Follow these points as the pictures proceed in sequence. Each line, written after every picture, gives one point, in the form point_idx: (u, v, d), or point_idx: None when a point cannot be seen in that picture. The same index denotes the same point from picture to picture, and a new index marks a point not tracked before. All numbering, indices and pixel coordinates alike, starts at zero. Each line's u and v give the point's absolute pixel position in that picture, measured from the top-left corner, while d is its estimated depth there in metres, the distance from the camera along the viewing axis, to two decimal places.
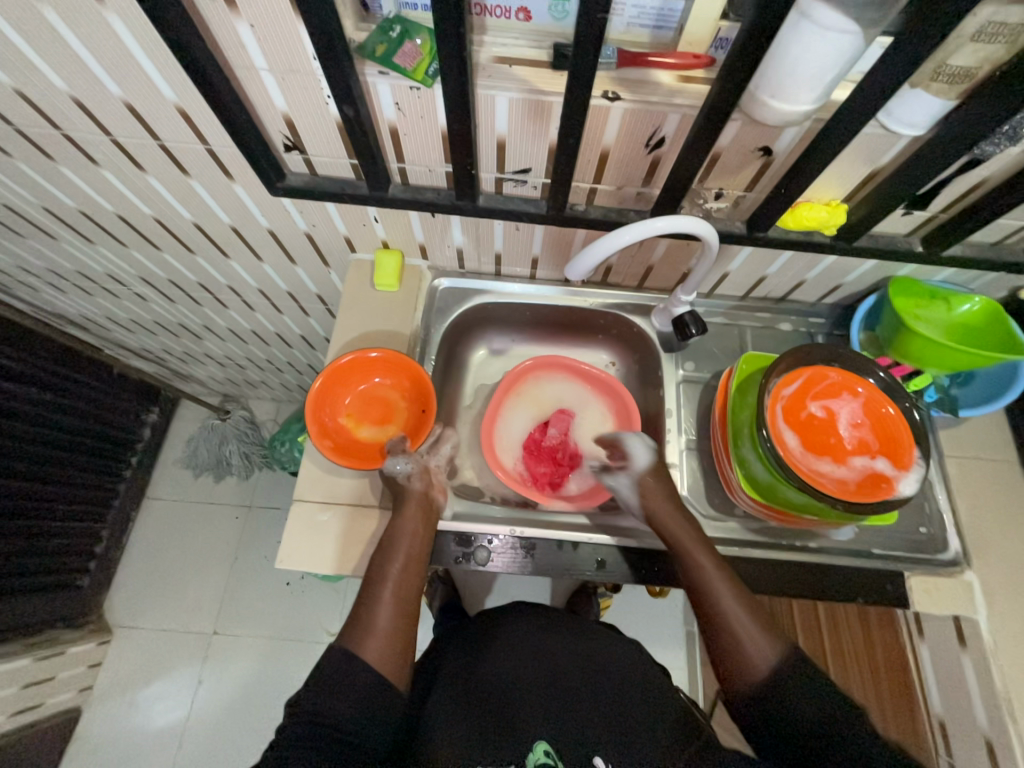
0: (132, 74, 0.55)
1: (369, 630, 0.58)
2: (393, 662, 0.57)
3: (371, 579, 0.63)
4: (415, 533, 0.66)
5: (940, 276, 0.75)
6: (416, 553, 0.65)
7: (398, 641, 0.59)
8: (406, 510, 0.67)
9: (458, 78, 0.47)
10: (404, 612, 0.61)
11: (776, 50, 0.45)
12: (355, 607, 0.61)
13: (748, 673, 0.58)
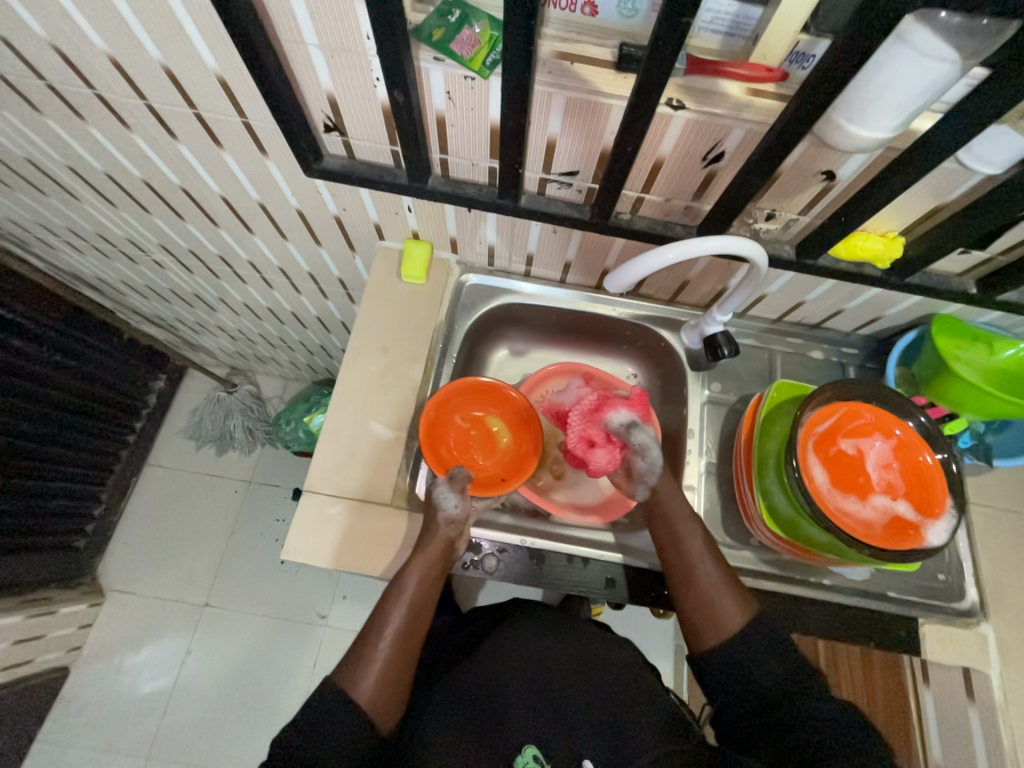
0: (175, 38, 0.52)
1: (367, 665, 0.58)
2: (386, 704, 0.57)
3: (378, 614, 0.61)
4: (428, 577, 0.63)
5: (985, 319, 0.72)
6: (427, 601, 0.63)
7: (394, 682, 0.58)
8: (425, 549, 0.64)
9: (520, 73, 0.45)
10: (406, 658, 0.59)
11: (864, 73, 0.42)
12: (358, 635, 0.60)
13: (712, 621, 0.61)
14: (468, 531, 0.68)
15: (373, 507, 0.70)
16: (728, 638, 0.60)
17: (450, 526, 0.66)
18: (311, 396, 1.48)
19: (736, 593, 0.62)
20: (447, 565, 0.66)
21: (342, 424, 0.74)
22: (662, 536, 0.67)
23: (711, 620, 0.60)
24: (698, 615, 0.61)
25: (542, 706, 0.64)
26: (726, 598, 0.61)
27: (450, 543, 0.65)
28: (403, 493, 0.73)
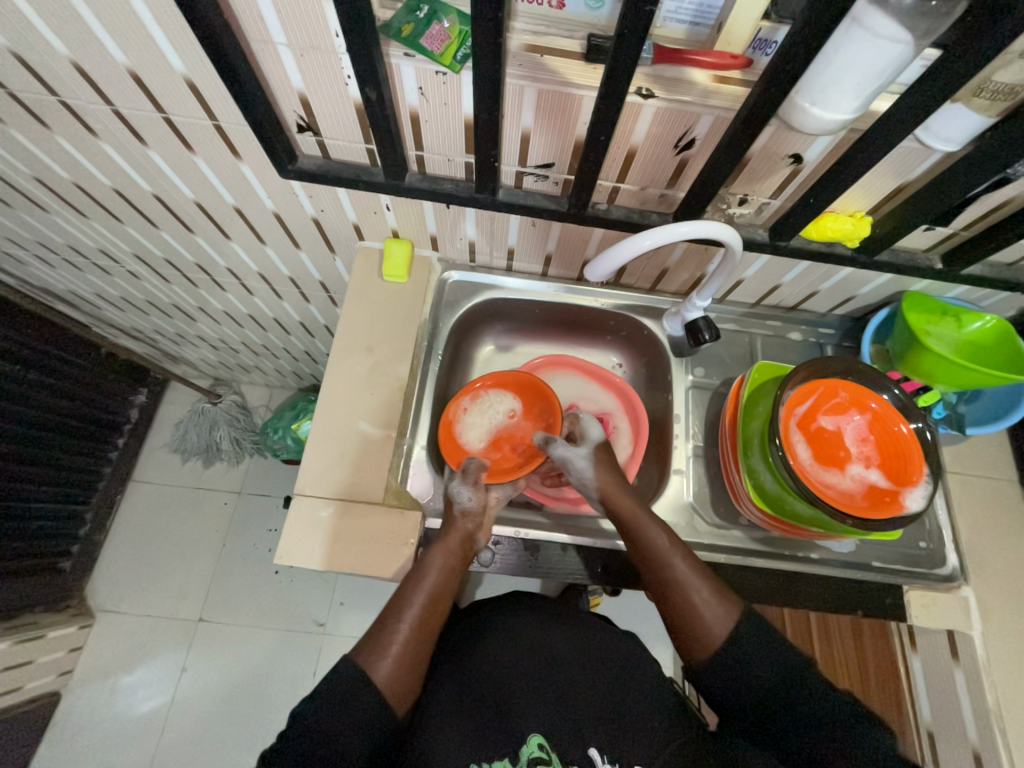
0: (140, 42, 0.51)
1: (383, 651, 0.58)
2: (402, 689, 0.57)
3: (398, 598, 0.62)
4: (446, 571, 0.64)
5: (952, 293, 0.75)
6: (446, 587, 0.64)
7: (409, 666, 0.58)
8: (447, 537, 0.67)
9: (491, 66, 0.45)
10: (423, 642, 0.60)
11: (824, 56, 0.43)
12: (377, 618, 0.61)
13: (696, 620, 0.60)
14: (486, 525, 0.71)
15: (364, 507, 0.69)
16: (723, 635, 0.59)
17: (469, 517, 0.69)
18: (297, 403, 1.46)
19: (718, 585, 0.62)
20: (467, 554, 0.68)
21: (329, 427, 0.73)
22: (634, 548, 0.66)
23: (701, 621, 0.60)
24: (687, 621, 0.60)
25: (547, 699, 0.64)
26: (709, 592, 0.61)
27: (468, 534, 0.68)
28: (394, 492, 0.73)
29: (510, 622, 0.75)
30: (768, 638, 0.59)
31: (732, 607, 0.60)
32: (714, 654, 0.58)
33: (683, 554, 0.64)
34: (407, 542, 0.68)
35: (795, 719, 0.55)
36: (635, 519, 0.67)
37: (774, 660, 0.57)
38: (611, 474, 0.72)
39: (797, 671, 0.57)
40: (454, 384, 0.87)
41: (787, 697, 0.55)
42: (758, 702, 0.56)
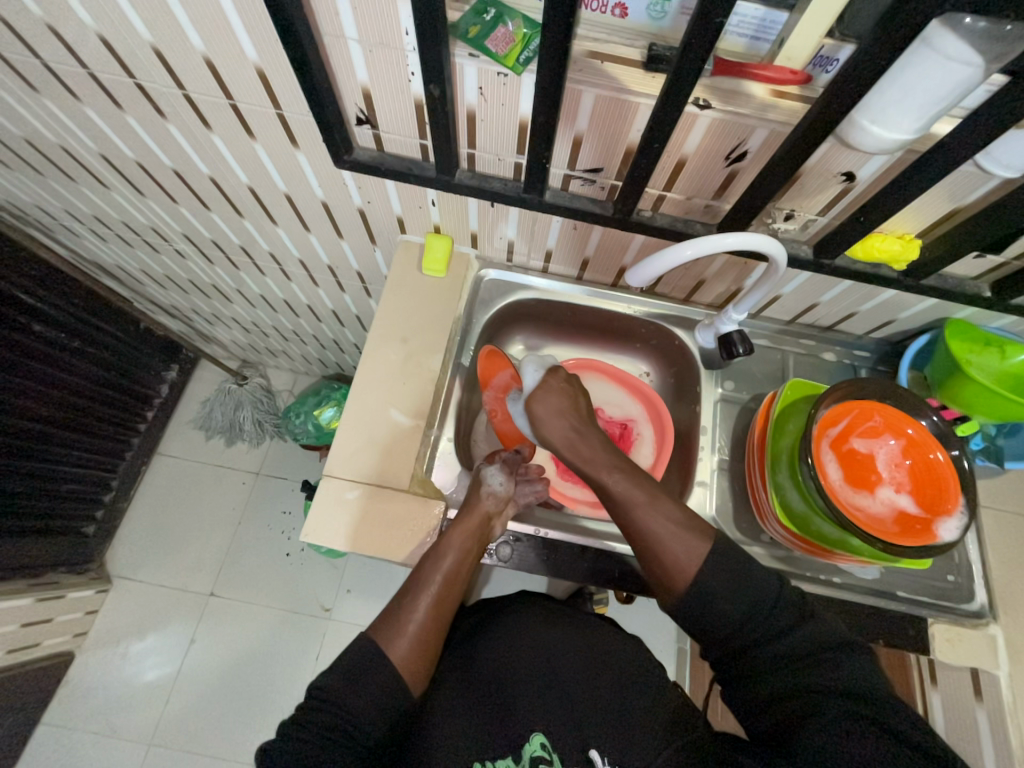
0: (218, 31, 0.54)
1: (400, 630, 0.60)
2: (417, 668, 0.58)
3: (416, 578, 0.63)
4: (464, 556, 0.65)
5: (997, 323, 0.73)
6: (462, 573, 0.65)
7: (425, 649, 0.59)
8: (464, 522, 0.67)
9: (554, 69, 0.46)
10: (439, 626, 0.61)
11: (889, 76, 0.43)
12: (394, 600, 0.62)
13: (678, 577, 0.58)
14: (506, 513, 0.72)
15: (389, 493, 0.71)
16: (694, 569, 0.57)
17: (487, 500, 0.70)
18: (322, 389, 1.49)
19: (686, 518, 0.60)
20: (482, 541, 0.68)
21: (361, 412, 0.75)
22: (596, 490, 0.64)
23: (668, 560, 0.58)
24: (655, 562, 0.59)
25: (552, 698, 0.64)
26: (674, 527, 0.59)
27: (485, 519, 0.68)
28: (419, 481, 0.74)
29: (517, 617, 0.75)
30: (747, 574, 0.57)
31: (699, 538, 0.58)
32: (688, 592, 0.57)
33: (645, 495, 0.61)
34: (429, 531, 0.69)
35: (764, 657, 0.55)
36: (592, 460, 0.65)
37: (749, 595, 0.56)
38: (553, 410, 0.67)
39: (773, 607, 0.56)
40: None
41: (757, 635, 0.55)
42: (729, 637, 0.56)
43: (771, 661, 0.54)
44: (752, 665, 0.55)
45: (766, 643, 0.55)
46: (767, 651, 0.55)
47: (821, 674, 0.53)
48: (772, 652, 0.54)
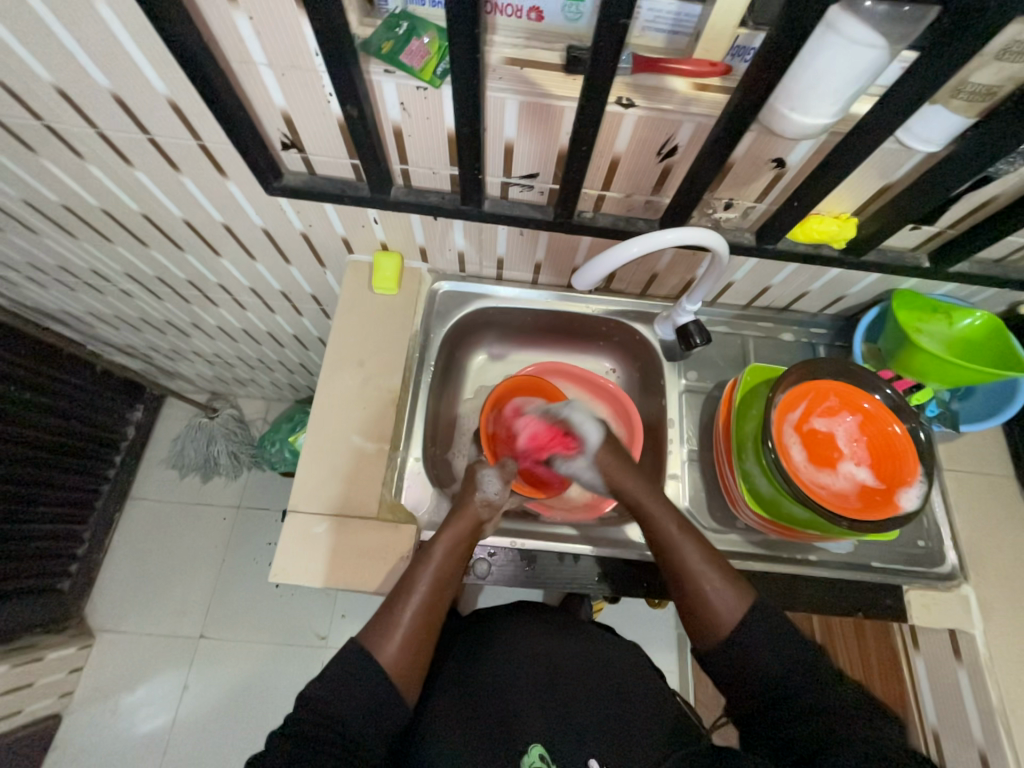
0: (122, 66, 0.52)
1: (391, 631, 0.58)
2: (407, 672, 0.57)
3: (407, 580, 0.61)
4: (455, 559, 0.64)
5: (941, 291, 0.75)
6: (451, 573, 0.63)
7: (416, 650, 0.58)
8: (459, 523, 0.66)
9: (470, 80, 0.45)
10: (428, 627, 0.59)
11: (800, 62, 0.43)
12: (385, 599, 0.60)
13: (719, 626, 0.58)
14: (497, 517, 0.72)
15: (358, 522, 0.69)
16: (736, 622, 0.58)
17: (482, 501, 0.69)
18: (294, 415, 1.46)
19: (730, 572, 0.61)
20: (470, 544, 0.67)
21: (322, 442, 0.73)
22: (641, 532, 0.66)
23: (713, 607, 0.59)
24: (698, 608, 0.59)
25: (548, 710, 0.64)
26: (721, 579, 0.60)
27: (477, 520, 0.67)
28: (388, 505, 0.72)
29: (513, 628, 0.74)
30: (776, 625, 0.58)
31: (745, 593, 0.59)
32: (728, 639, 0.57)
33: (692, 538, 0.63)
34: (401, 558, 0.68)
35: (794, 708, 0.54)
36: (646, 501, 0.67)
37: (783, 647, 0.57)
38: (614, 458, 0.72)
39: (805, 659, 0.56)
40: (448, 393, 0.87)
41: (794, 683, 0.55)
42: (759, 682, 0.56)
43: (803, 709, 0.54)
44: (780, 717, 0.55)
45: (800, 692, 0.54)
46: (804, 701, 0.54)
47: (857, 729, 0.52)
48: (805, 701, 0.54)
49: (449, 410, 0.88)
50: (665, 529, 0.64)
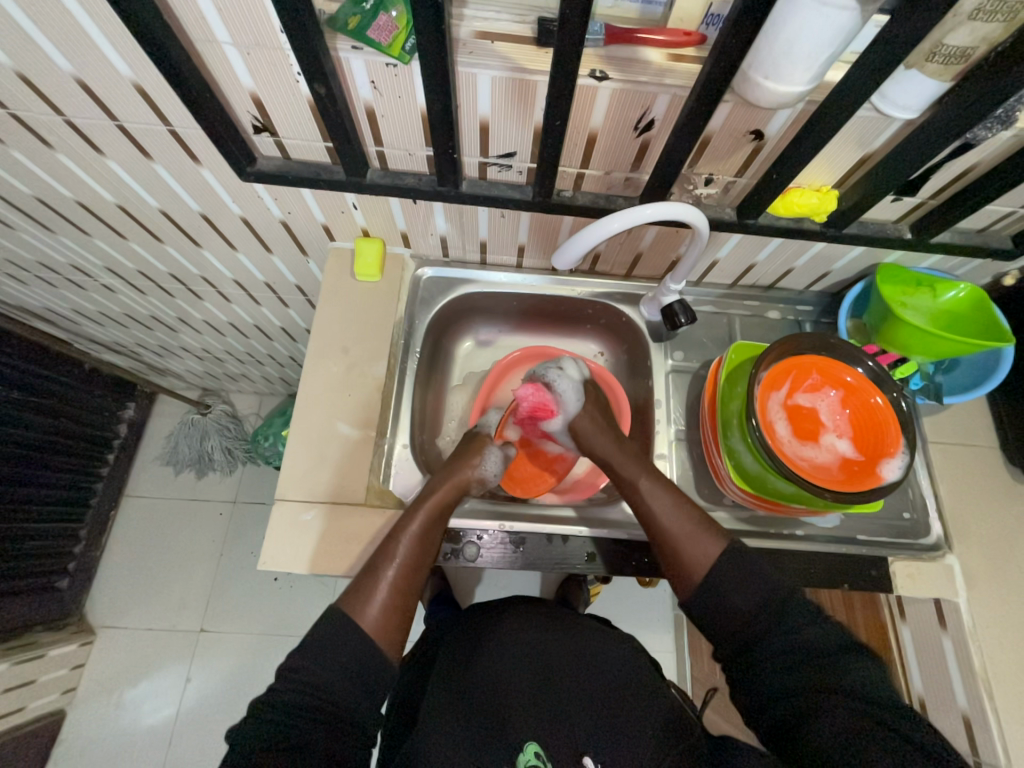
0: (83, 48, 0.50)
1: (371, 595, 0.59)
2: (391, 633, 0.57)
3: (385, 542, 0.63)
4: (433, 514, 0.66)
5: (925, 264, 0.75)
6: (432, 537, 0.65)
7: (398, 610, 0.59)
8: (442, 482, 0.69)
9: (437, 54, 0.45)
10: (410, 587, 0.61)
11: (772, 27, 0.43)
12: (364, 566, 0.62)
13: (691, 574, 0.60)
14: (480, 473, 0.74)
15: (347, 508, 0.69)
16: (704, 565, 0.60)
17: (467, 462, 0.73)
18: (286, 409, 1.46)
19: (702, 519, 0.63)
20: (450, 503, 0.69)
21: (309, 430, 0.73)
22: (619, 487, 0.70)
23: (687, 559, 0.61)
24: (671, 554, 0.62)
25: (541, 700, 0.64)
26: (692, 528, 0.63)
27: (459, 484, 0.70)
28: (376, 491, 0.72)
29: (507, 625, 0.75)
30: (748, 569, 0.58)
31: (716, 540, 0.61)
32: (699, 585, 0.59)
33: (664, 490, 0.66)
34: None
35: (776, 654, 0.53)
36: (616, 459, 0.72)
37: (753, 590, 0.57)
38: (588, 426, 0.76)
39: (774, 604, 0.56)
40: (435, 380, 0.87)
41: (763, 625, 0.55)
42: (733, 628, 0.57)
43: (778, 657, 0.53)
44: (763, 671, 0.54)
45: (774, 636, 0.54)
46: (779, 643, 0.54)
47: (831, 674, 0.51)
48: (777, 643, 0.54)
49: (437, 398, 0.88)
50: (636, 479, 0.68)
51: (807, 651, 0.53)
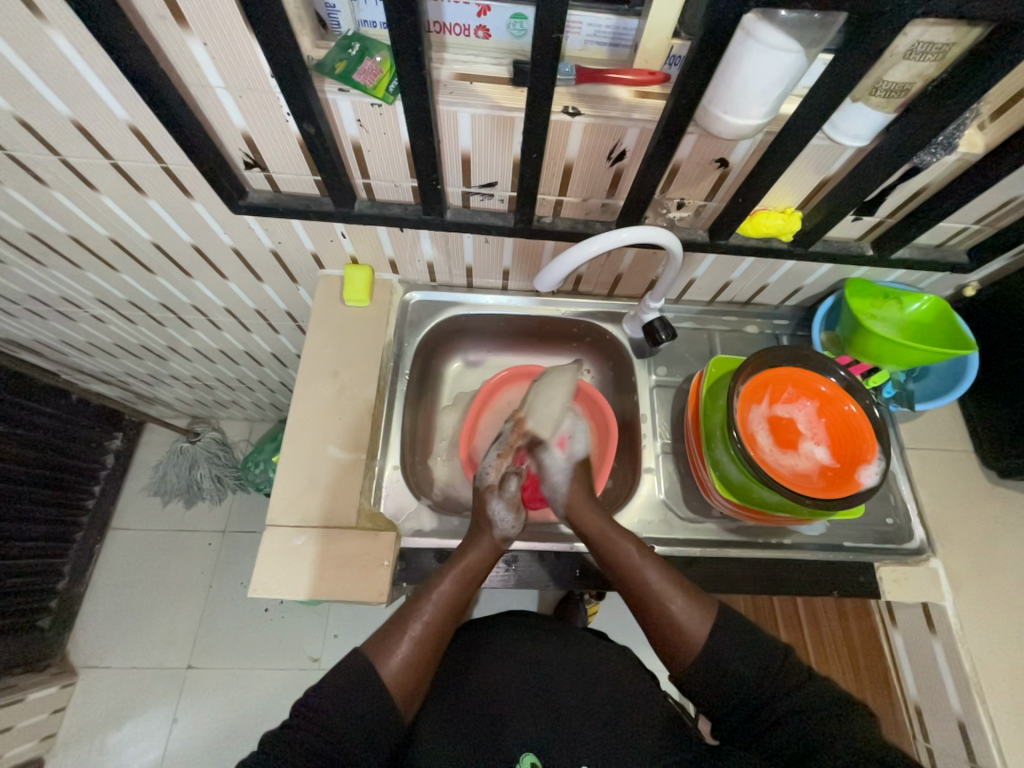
0: (82, 94, 0.53)
1: (397, 647, 0.58)
2: (411, 688, 0.57)
3: (416, 600, 0.62)
4: (467, 577, 0.65)
5: (890, 277, 0.78)
6: (462, 597, 0.64)
7: (422, 667, 0.58)
8: (474, 546, 0.68)
9: (419, 95, 0.48)
10: (437, 643, 0.60)
11: (727, 67, 0.47)
12: (393, 616, 0.61)
13: (683, 656, 0.59)
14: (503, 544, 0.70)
15: (339, 532, 0.69)
16: (702, 636, 0.58)
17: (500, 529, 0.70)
18: (277, 434, 1.45)
19: (690, 591, 0.62)
20: (485, 568, 0.67)
21: (299, 455, 0.73)
22: (610, 569, 0.66)
23: (680, 628, 0.59)
24: (666, 628, 0.60)
25: (541, 714, 0.64)
26: (683, 599, 0.61)
27: (495, 550, 0.69)
28: (368, 514, 0.72)
29: (503, 635, 0.73)
30: (743, 629, 0.59)
31: (706, 614, 0.60)
32: (698, 658, 0.58)
33: (649, 558, 0.64)
34: (382, 565, 0.68)
35: (784, 709, 0.54)
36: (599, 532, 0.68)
37: (751, 646, 0.58)
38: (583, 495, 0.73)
39: (774, 665, 0.56)
40: (425, 401, 0.89)
41: (771, 692, 0.55)
42: (742, 701, 0.56)
43: (787, 718, 0.54)
44: (772, 730, 0.54)
45: (781, 697, 0.55)
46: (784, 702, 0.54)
47: (836, 722, 0.52)
48: (787, 704, 0.54)
49: (427, 419, 0.89)
50: (629, 555, 0.65)
51: (813, 703, 0.54)
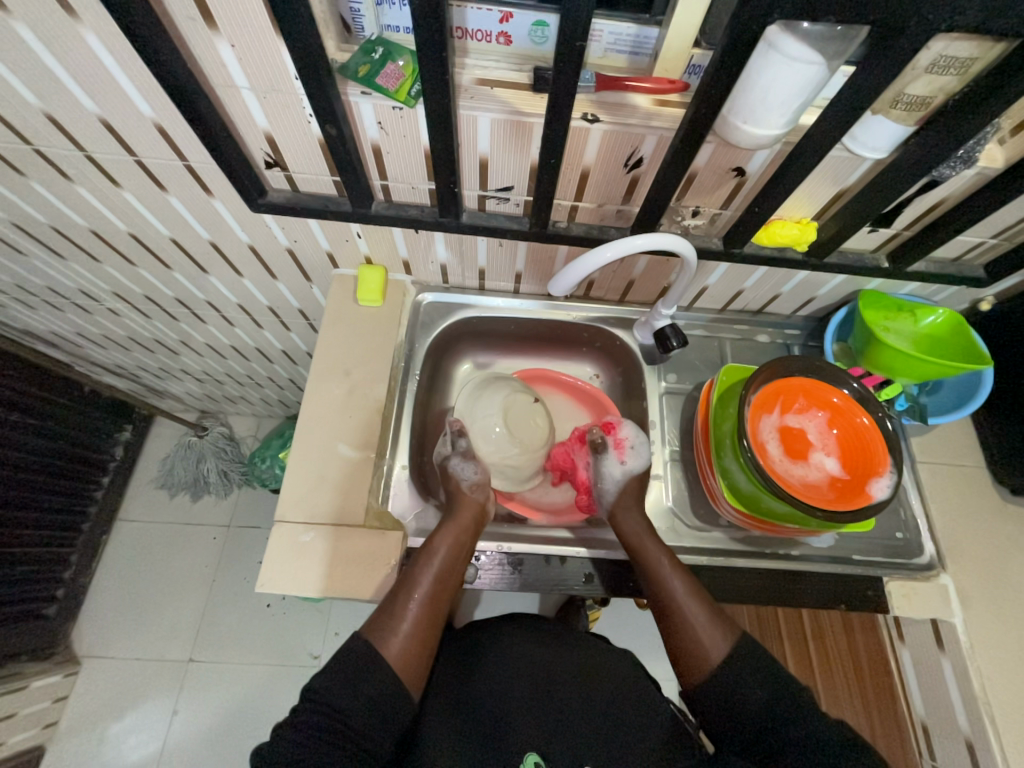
0: (109, 91, 0.54)
1: (394, 626, 0.59)
2: (410, 668, 0.57)
3: (409, 575, 0.63)
4: (456, 549, 0.66)
5: (905, 289, 0.78)
6: (453, 569, 0.65)
7: (420, 646, 0.59)
8: (459, 517, 0.69)
9: (441, 100, 0.49)
10: (433, 617, 0.61)
11: (748, 78, 0.47)
12: (389, 595, 0.62)
13: (697, 671, 0.59)
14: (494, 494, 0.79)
15: (347, 530, 0.70)
16: (719, 655, 0.59)
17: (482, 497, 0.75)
18: (284, 431, 1.46)
19: (715, 611, 0.63)
20: (472, 540, 0.69)
21: (309, 451, 0.74)
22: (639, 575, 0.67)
23: (699, 645, 0.60)
24: (686, 642, 0.61)
25: (544, 716, 0.64)
26: (706, 618, 0.62)
27: (476, 513, 0.71)
28: (375, 513, 0.73)
29: (507, 637, 0.73)
30: (754, 654, 0.59)
31: (727, 636, 0.60)
32: (711, 677, 0.58)
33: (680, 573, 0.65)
34: (389, 564, 0.68)
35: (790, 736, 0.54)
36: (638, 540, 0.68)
37: (754, 664, 0.59)
38: (629, 506, 0.73)
39: (782, 693, 0.56)
40: (435, 401, 0.89)
41: (779, 717, 0.55)
42: (747, 723, 0.56)
43: (794, 746, 0.53)
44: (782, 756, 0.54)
45: (786, 726, 0.54)
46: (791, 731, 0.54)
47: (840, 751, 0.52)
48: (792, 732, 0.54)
49: (436, 420, 0.90)
50: (660, 566, 0.65)
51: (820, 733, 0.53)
